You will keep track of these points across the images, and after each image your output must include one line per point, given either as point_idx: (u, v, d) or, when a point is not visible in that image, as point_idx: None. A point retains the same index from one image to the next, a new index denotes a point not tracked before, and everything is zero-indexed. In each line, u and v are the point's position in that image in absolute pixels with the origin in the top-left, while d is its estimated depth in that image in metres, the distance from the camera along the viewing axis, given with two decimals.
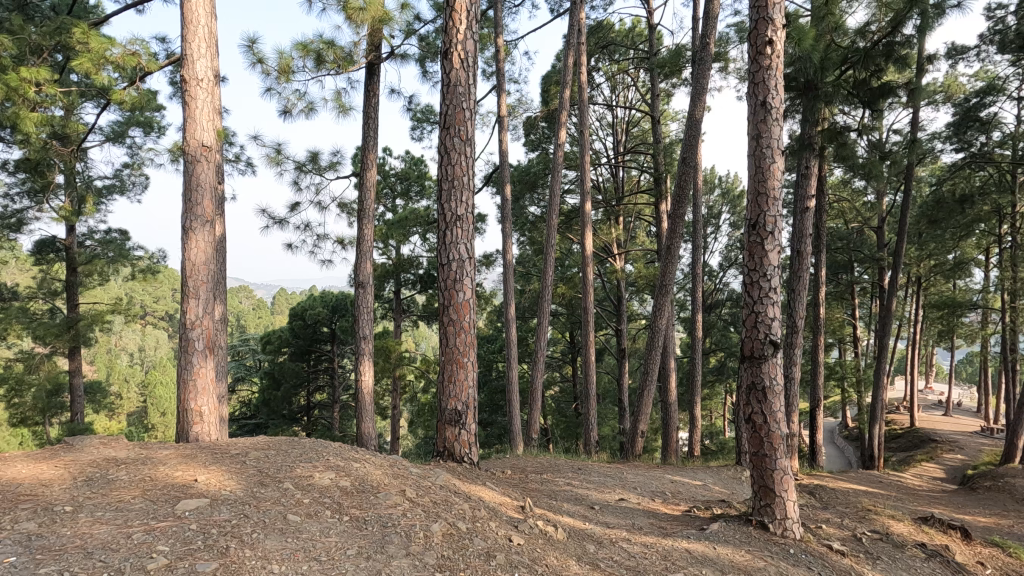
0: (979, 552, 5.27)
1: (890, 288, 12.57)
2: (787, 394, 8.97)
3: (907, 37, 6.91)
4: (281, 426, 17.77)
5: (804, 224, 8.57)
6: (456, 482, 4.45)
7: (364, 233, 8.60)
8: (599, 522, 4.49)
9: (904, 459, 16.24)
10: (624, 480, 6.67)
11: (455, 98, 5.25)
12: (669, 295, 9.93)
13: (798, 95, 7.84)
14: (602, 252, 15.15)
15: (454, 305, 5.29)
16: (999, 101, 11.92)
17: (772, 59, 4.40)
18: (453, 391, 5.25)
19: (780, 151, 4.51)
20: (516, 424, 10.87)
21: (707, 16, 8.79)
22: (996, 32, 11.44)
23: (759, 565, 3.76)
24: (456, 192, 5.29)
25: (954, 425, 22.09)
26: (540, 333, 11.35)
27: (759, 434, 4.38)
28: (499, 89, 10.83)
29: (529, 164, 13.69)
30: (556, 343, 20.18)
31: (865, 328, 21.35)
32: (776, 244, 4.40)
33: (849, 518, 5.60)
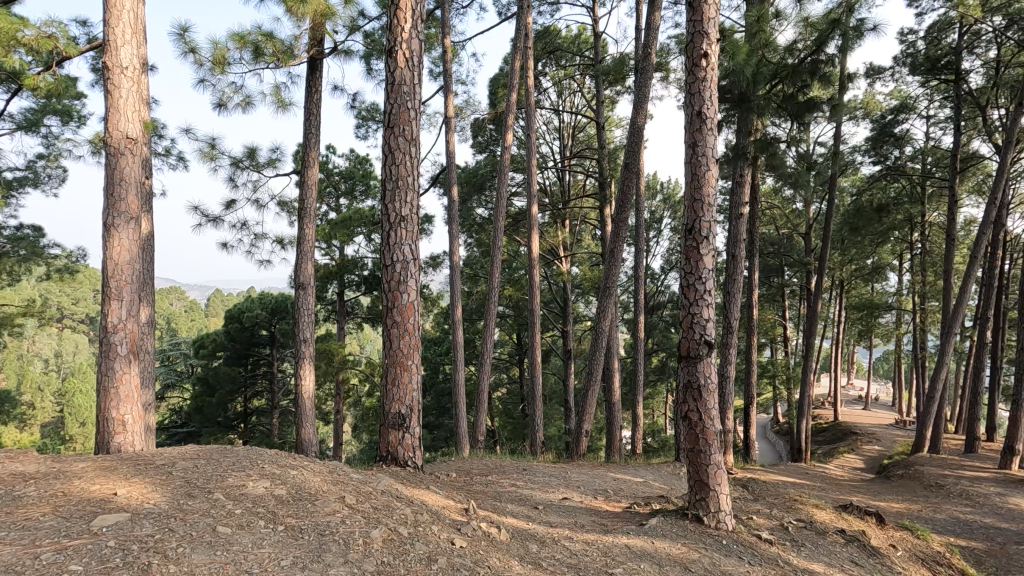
0: (892, 536, 5.68)
1: (816, 291, 13.34)
2: (722, 392, 9.34)
3: (830, 57, 7.38)
4: (216, 434, 16.92)
5: (738, 230, 9.02)
6: (399, 486, 4.40)
7: (305, 234, 8.33)
8: (542, 522, 4.54)
9: (828, 451, 17.29)
10: (567, 479, 6.77)
11: (400, 97, 5.18)
12: (612, 298, 10.14)
13: (732, 107, 8.21)
14: (548, 255, 15.34)
15: (398, 307, 5.21)
16: (910, 119, 12.94)
17: (707, 71, 4.59)
18: (396, 394, 5.18)
19: (715, 159, 4.71)
20: (462, 426, 10.80)
21: (649, 27, 9.09)
22: (908, 54, 12.39)
23: (693, 558, 3.92)
24: (400, 192, 5.20)
25: (871, 418, 23.70)
26: (487, 335, 11.31)
27: (694, 431, 4.56)
28: (446, 90, 10.77)
29: (477, 166, 13.68)
30: (503, 345, 20.23)
31: (794, 329, 22.61)
32: (711, 248, 4.59)
33: (777, 508, 5.91)
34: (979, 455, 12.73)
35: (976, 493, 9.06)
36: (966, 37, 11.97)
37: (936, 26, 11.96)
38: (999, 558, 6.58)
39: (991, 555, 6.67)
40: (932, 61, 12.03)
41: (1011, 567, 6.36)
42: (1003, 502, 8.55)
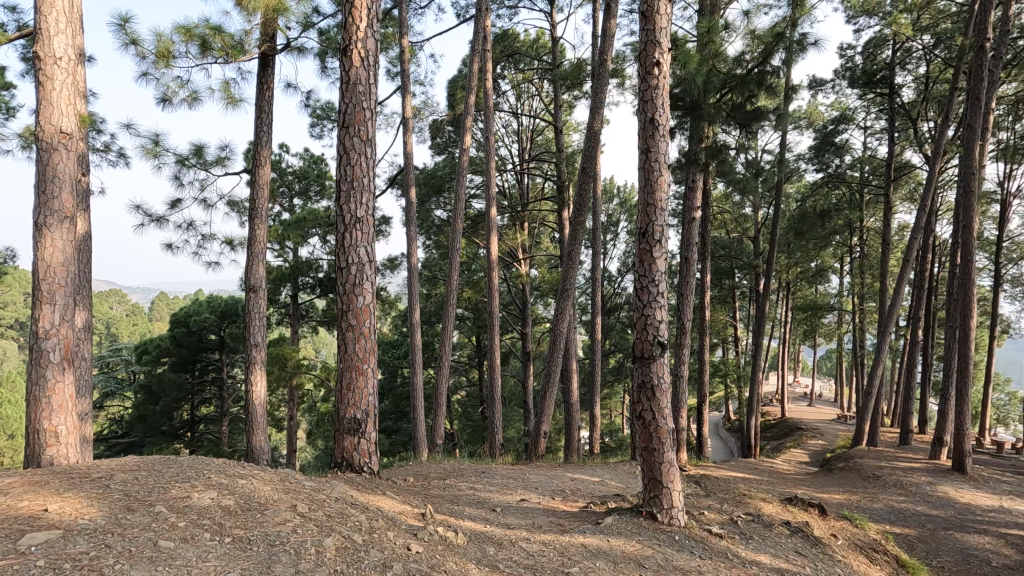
0: (834, 526, 5.96)
1: (764, 292, 13.85)
2: (676, 391, 9.59)
3: (776, 68, 7.69)
4: (160, 444, 16.13)
5: (691, 233, 9.30)
6: (354, 492, 4.31)
7: (255, 235, 8.07)
8: (500, 524, 4.54)
9: (776, 446, 18.00)
10: (526, 480, 6.80)
11: (355, 97, 5.09)
12: (570, 300, 10.25)
13: (684, 115, 8.45)
14: (507, 257, 15.38)
15: (353, 310, 5.12)
16: (849, 129, 13.65)
17: (659, 79, 4.71)
18: (352, 398, 5.08)
19: (667, 165, 4.84)
20: (421, 431, 10.68)
21: (605, 35, 9.27)
22: (847, 68, 13.08)
23: (647, 554, 4.01)
24: (355, 193, 5.12)
25: (815, 414, 24.85)
26: (445, 338, 11.22)
27: (648, 430, 4.66)
28: (403, 90, 10.66)
29: (435, 167, 13.59)
30: (462, 348, 20.15)
31: (744, 329, 23.46)
32: (663, 252, 4.71)
33: (727, 503, 6.11)
34: (912, 446, 13.54)
35: (909, 482, 9.64)
36: (899, 53, 12.73)
37: (872, 42, 12.68)
38: (929, 543, 7.02)
39: (921, 540, 7.11)
40: (869, 75, 12.74)
41: (940, 551, 6.80)
42: (932, 490, 9.13)
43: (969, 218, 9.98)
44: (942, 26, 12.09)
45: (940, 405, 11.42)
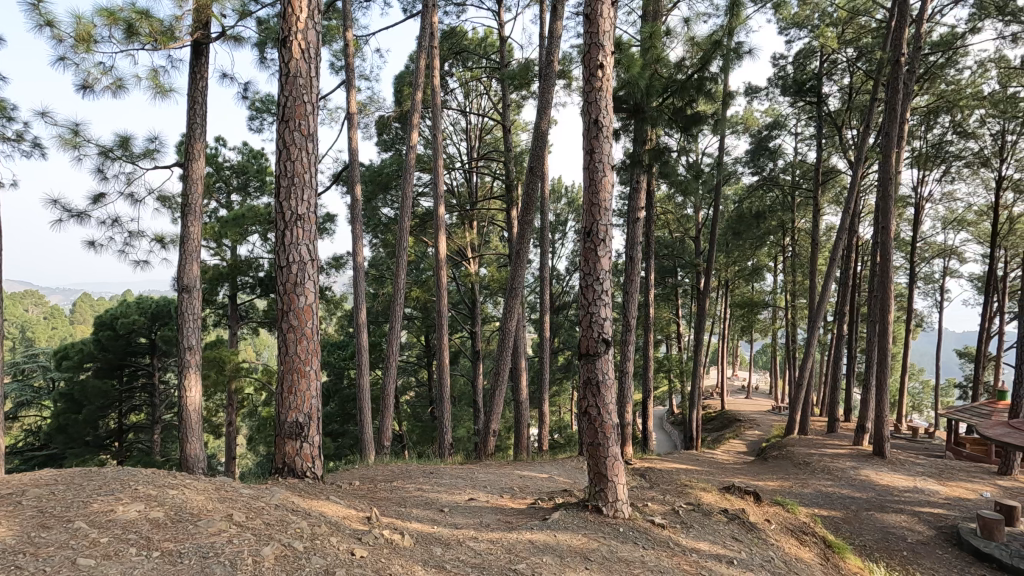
0: (768, 512, 6.27)
1: (705, 290, 14.38)
2: (622, 387, 9.81)
3: (714, 74, 7.99)
4: (83, 456, 15.06)
5: (635, 233, 9.54)
6: (296, 499, 4.18)
7: (189, 232, 7.65)
8: (448, 524, 4.51)
9: (716, 437, 18.77)
10: (475, 479, 6.79)
11: (295, 90, 4.92)
12: (518, 299, 10.29)
13: (629, 117, 8.66)
14: (456, 256, 15.30)
15: (294, 311, 4.95)
16: (781, 135, 14.39)
17: (603, 81, 4.80)
18: (294, 402, 4.92)
19: (611, 166, 4.94)
20: (368, 433, 10.46)
21: (552, 36, 9.36)
22: (780, 77, 13.79)
23: (592, 547, 4.09)
24: (297, 189, 4.95)
25: (751, 406, 26.10)
26: (392, 338, 11.04)
27: (594, 425, 4.75)
28: (348, 85, 10.40)
29: (381, 164, 13.34)
30: (411, 348, 19.89)
31: (686, 326, 24.32)
32: (608, 251, 4.81)
33: (669, 494, 6.32)
34: (838, 434, 14.44)
35: (835, 468, 10.28)
36: (825, 65, 13.52)
37: (802, 53, 13.39)
38: (852, 524, 7.52)
39: (846, 521, 7.60)
40: (799, 84, 13.46)
41: (862, 530, 7.29)
42: (855, 474, 9.78)
43: (887, 220, 10.73)
44: (864, 41, 12.94)
45: (863, 395, 12.23)
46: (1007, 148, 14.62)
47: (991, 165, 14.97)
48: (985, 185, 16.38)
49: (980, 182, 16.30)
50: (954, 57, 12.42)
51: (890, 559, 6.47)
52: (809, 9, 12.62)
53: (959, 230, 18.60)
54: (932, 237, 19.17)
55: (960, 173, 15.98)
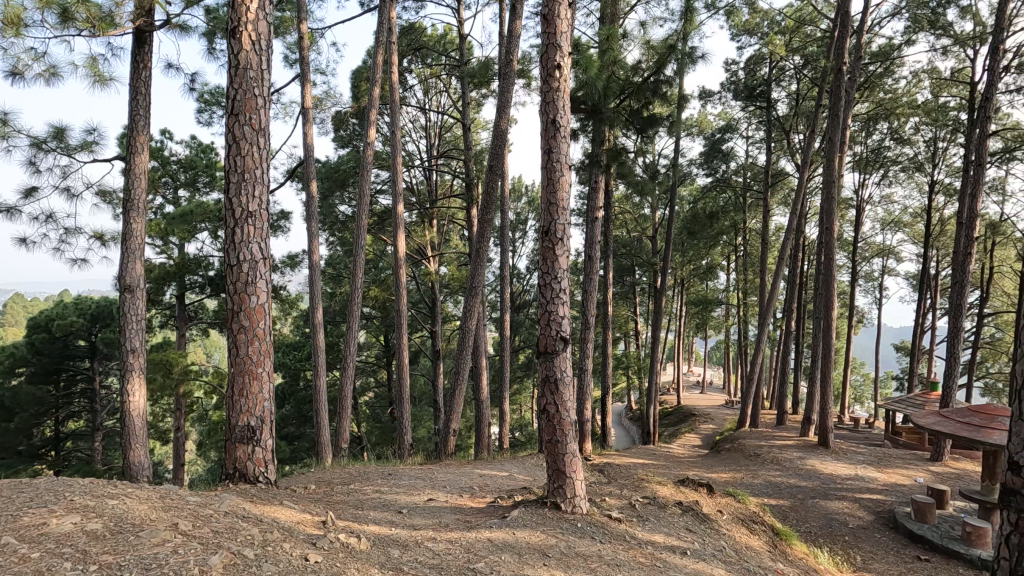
0: (720, 503, 6.48)
1: (661, 288, 14.71)
2: (581, 384, 9.94)
3: (669, 78, 8.19)
4: (15, 467, 14.13)
5: (594, 232, 9.67)
6: (247, 505, 4.04)
7: (132, 229, 7.29)
8: (406, 525, 4.47)
9: (672, 431, 19.25)
10: (434, 479, 6.75)
11: (245, 83, 4.75)
12: (478, 297, 10.26)
13: (587, 118, 8.74)
14: (416, 254, 15.14)
15: (245, 311, 4.79)
16: (733, 138, 14.87)
17: (560, 82, 4.85)
18: (245, 405, 4.77)
19: (568, 165, 4.99)
20: (325, 435, 10.24)
21: (511, 35, 9.38)
22: (732, 81, 14.23)
23: (551, 543, 4.13)
24: (247, 185, 4.78)
25: (705, 400, 26.90)
26: (350, 338, 10.81)
27: (552, 423, 4.79)
28: (302, 78, 10.13)
29: (339, 161, 13.05)
30: (369, 348, 19.56)
31: (643, 323, 24.83)
32: (565, 249, 4.86)
33: (627, 488, 6.44)
34: (787, 426, 15.06)
35: (783, 458, 10.72)
36: (774, 71, 14.04)
37: (752, 59, 13.87)
38: (798, 512, 7.86)
39: (793, 509, 7.94)
40: (750, 89, 13.95)
41: (807, 517, 7.63)
42: (802, 464, 10.22)
43: (831, 220, 11.26)
44: (810, 49, 13.52)
45: (809, 388, 12.78)
46: (938, 154, 15.56)
47: (924, 170, 15.90)
48: (919, 189, 17.38)
49: (915, 186, 17.30)
50: (891, 68, 13.12)
51: (833, 544, 6.79)
52: (758, 17, 13.07)
53: (896, 231, 19.68)
54: (872, 238, 20.22)
55: (897, 177, 16.91)
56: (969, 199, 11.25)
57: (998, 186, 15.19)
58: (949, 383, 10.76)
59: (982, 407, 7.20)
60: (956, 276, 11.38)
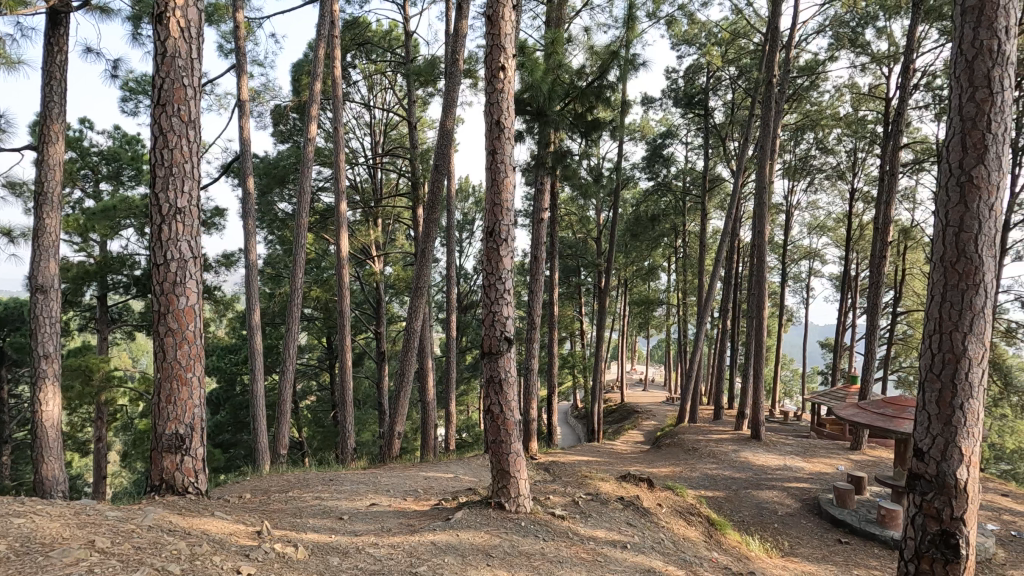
0: (660, 496, 6.70)
1: (605, 289, 15.03)
2: (527, 383, 10.01)
3: (612, 84, 8.39)
4: None
5: (540, 233, 9.77)
6: (174, 518, 3.82)
7: (45, 224, 6.73)
8: (346, 532, 4.36)
9: (616, 428, 19.72)
10: (377, 484, 6.62)
11: (173, 72, 4.49)
12: (424, 298, 10.12)
13: (532, 120, 8.81)
14: (360, 254, 14.81)
15: (173, 312, 4.52)
16: (673, 144, 15.39)
17: (504, 83, 4.87)
18: (172, 412, 4.51)
19: (512, 166, 5.01)
20: (263, 442, 9.83)
21: (457, 34, 9.33)
22: (672, 88, 14.74)
23: (494, 543, 4.15)
24: (175, 180, 4.53)
25: (647, 397, 27.71)
26: (291, 340, 10.43)
27: (496, 423, 4.81)
28: (239, 69, 9.68)
29: (278, 156, 12.56)
30: (311, 350, 18.96)
31: (588, 323, 25.27)
32: (510, 250, 4.88)
33: (570, 485, 6.55)
34: (723, 420, 15.74)
35: (719, 452, 11.19)
36: (711, 80, 14.63)
37: (691, 68, 14.41)
38: (732, 502, 8.23)
39: (727, 500, 8.31)
40: (688, 97, 14.50)
41: (740, 507, 8.01)
42: (736, 457, 10.72)
43: (762, 225, 11.88)
44: (744, 61, 14.21)
45: (743, 384, 13.40)
46: (858, 164, 16.72)
47: (846, 178, 17.03)
48: (841, 196, 18.60)
49: (837, 194, 18.50)
50: (816, 82, 13.97)
51: (764, 531, 7.16)
52: (697, 28, 13.59)
53: (821, 235, 20.96)
54: (799, 241, 21.47)
55: (821, 184, 18.01)
56: (884, 206, 12.14)
57: (909, 195, 16.49)
58: (866, 378, 11.56)
59: (894, 399, 7.78)
60: (872, 278, 12.26)
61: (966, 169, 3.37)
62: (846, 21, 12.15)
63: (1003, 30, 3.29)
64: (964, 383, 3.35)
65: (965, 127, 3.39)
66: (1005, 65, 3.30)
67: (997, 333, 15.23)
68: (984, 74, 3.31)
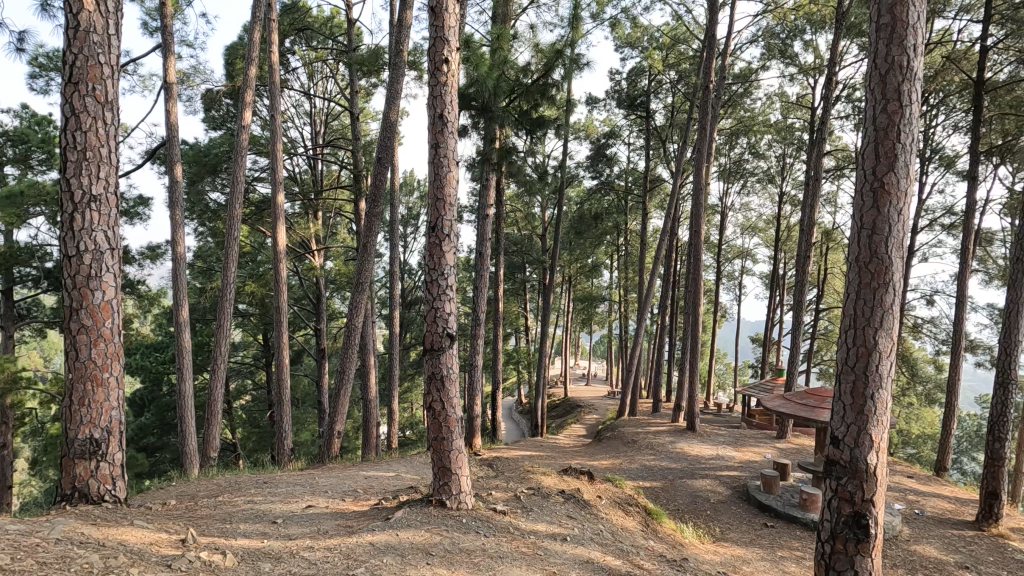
0: (601, 489, 6.84)
1: (551, 285, 15.20)
2: (472, 380, 9.99)
3: (557, 82, 8.46)
4: None
5: (485, 229, 9.74)
6: (87, 529, 3.55)
7: None
8: (280, 536, 4.20)
9: (560, 423, 20.04)
10: (315, 485, 6.42)
11: (87, 48, 4.14)
12: (366, 293, 9.84)
13: (477, 115, 8.76)
14: (299, 248, 14.27)
15: (87, 308, 4.19)
16: (616, 144, 15.73)
17: (448, 77, 4.81)
18: (85, 416, 4.19)
19: (456, 161, 4.96)
20: (191, 444, 9.31)
21: (401, 24, 9.12)
22: (616, 90, 15.04)
23: (435, 541, 4.11)
24: (89, 164, 4.19)
25: (589, 392, 28.34)
26: (223, 337, 9.92)
27: (438, 420, 4.76)
28: (165, 49, 9.07)
29: (209, 143, 11.89)
30: (246, 348, 18.14)
31: (532, 319, 25.47)
32: (452, 245, 4.83)
33: (513, 481, 6.58)
34: (661, 413, 16.31)
35: (657, 444, 11.58)
36: (653, 83, 15.02)
37: (634, 71, 14.73)
38: (668, 492, 8.54)
39: (664, 490, 8.61)
40: (631, 99, 14.85)
41: (676, 496, 8.32)
42: (673, 448, 11.12)
43: (699, 225, 12.34)
44: (683, 66, 14.71)
45: (680, 378, 13.92)
46: (786, 169, 17.69)
47: (776, 182, 17.98)
48: (771, 198, 19.63)
49: (768, 196, 19.51)
50: (750, 89, 14.64)
51: (697, 519, 7.47)
52: (639, 32, 13.91)
53: (752, 235, 22.05)
54: (733, 241, 22.50)
55: (753, 187, 18.95)
56: (809, 208, 12.90)
57: (831, 199, 17.63)
58: (792, 370, 12.27)
59: (816, 390, 8.29)
60: (798, 276, 13.00)
61: (879, 176, 3.62)
62: (776, 32, 12.74)
63: (911, 47, 3.55)
64: (874, 374, 3.61)
65: (878, 136, 3.63)
66: (913, 80, 3.56)
67: (905, 328, 16.56)
68: (895, 87, 3.56)
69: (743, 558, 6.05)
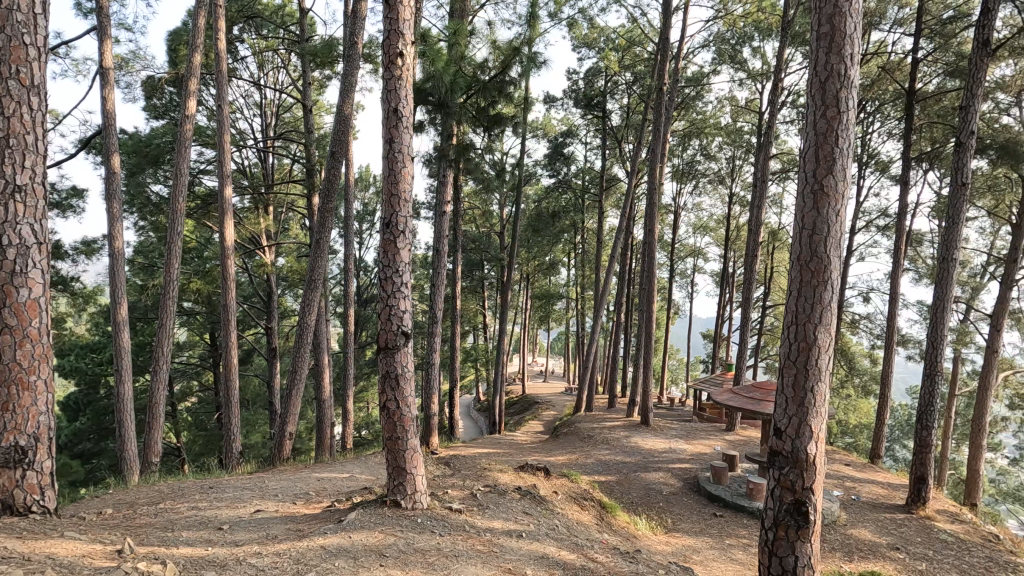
0: (557, 484, 6.91)
1: (508, 282, 15.22)
2: (429, 378, 9.90)
3: (513, 79, 8.44)
4: None
5: (442, 226, 9.65)
6: (11, 543, 3.32)
7: None
8: (226, 543, 4.05)
9: (518, 419, 20.13)
10: (264, 489, 6.21)
11: (10, 27, 3.85)
12: (319, 291, 9.59)
13: (435, 111, 8.67)
14: (248, 244, 13.77)
15: (11, 307, 3.91)
16: (573, 143, 15.89)
17: (403, 70, 4.71)
18: (9, 422, 3.90)
19: (410, 156, 4.88)
20: (131, 450, 8.85)
21: (356, 16, 8.90)
22: (573, 89, 15.21)
23: (389, 542, 4.05)
24: (13, 152, 3.90)
25: (547, 389, 28.56)
26: (166, 336, 9.46)
27: (392, 420, 4.69)
28: (100, 32, 8.56)
29: (150, 133, 11.30)
30: (191, 347, 17.39)
31: (491, 317, 25.46)
32: (407, 241, 4.77)
33: (469, 478, 6.56)
34: (616, 408, 16.61)
35: (612, 438, 11.80)
36: (609, 84, 15.24)
37: (591, 71, 14.90)
38: (623, 485, 8.71)
39: (618, 484, 8.77)
40: (587, 99, 15.04)
41: (630, 490, 8.50)
42: (627, 442, 11.34)
43: (653, 223, 12.62)
44: (638, 68, 15.02)
45: (634, 373, 14.22)
46: (735, 171, 18.32)
47: (726, 183, 18.58)
48: (721, 199, 20.29)
49: (718, 197, 20.16)
50: (701, 93, 15.07)
51: (650, 511, 7.64)
52: (596, 33, 14.09)
53: (704, 234, 22.74)
54: (685, 240, 23.15)
55: (705, 188, 19.54)
56: (756, 209, 13.41)
57: (777, 200, 18.38)
58: (740, 365, 12.73)
59: (762, 384, 8.59)
60: (746, 275, 13.49)
61: (819, 178, 3.79)
62: (727, 38, 13.18)
63: (849, 56, 3.72)
64: (814, 368, 3.78)
65: (818, 140, 3.80)
66: (850, 88, 3.75)
67: (844, 324, 17.47)
68: (834, 94, 3.74)
69: (693, 547, 6.24)
